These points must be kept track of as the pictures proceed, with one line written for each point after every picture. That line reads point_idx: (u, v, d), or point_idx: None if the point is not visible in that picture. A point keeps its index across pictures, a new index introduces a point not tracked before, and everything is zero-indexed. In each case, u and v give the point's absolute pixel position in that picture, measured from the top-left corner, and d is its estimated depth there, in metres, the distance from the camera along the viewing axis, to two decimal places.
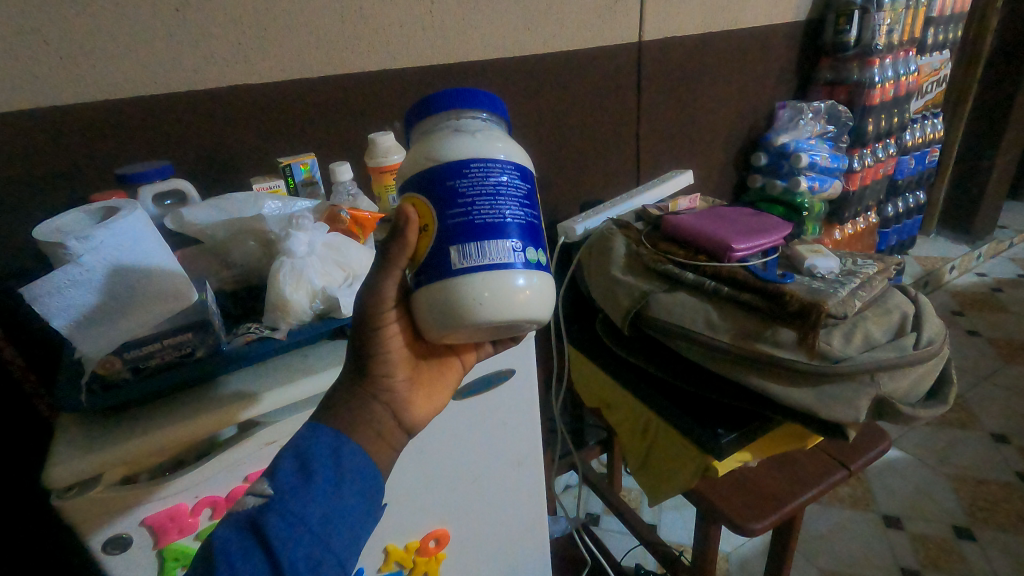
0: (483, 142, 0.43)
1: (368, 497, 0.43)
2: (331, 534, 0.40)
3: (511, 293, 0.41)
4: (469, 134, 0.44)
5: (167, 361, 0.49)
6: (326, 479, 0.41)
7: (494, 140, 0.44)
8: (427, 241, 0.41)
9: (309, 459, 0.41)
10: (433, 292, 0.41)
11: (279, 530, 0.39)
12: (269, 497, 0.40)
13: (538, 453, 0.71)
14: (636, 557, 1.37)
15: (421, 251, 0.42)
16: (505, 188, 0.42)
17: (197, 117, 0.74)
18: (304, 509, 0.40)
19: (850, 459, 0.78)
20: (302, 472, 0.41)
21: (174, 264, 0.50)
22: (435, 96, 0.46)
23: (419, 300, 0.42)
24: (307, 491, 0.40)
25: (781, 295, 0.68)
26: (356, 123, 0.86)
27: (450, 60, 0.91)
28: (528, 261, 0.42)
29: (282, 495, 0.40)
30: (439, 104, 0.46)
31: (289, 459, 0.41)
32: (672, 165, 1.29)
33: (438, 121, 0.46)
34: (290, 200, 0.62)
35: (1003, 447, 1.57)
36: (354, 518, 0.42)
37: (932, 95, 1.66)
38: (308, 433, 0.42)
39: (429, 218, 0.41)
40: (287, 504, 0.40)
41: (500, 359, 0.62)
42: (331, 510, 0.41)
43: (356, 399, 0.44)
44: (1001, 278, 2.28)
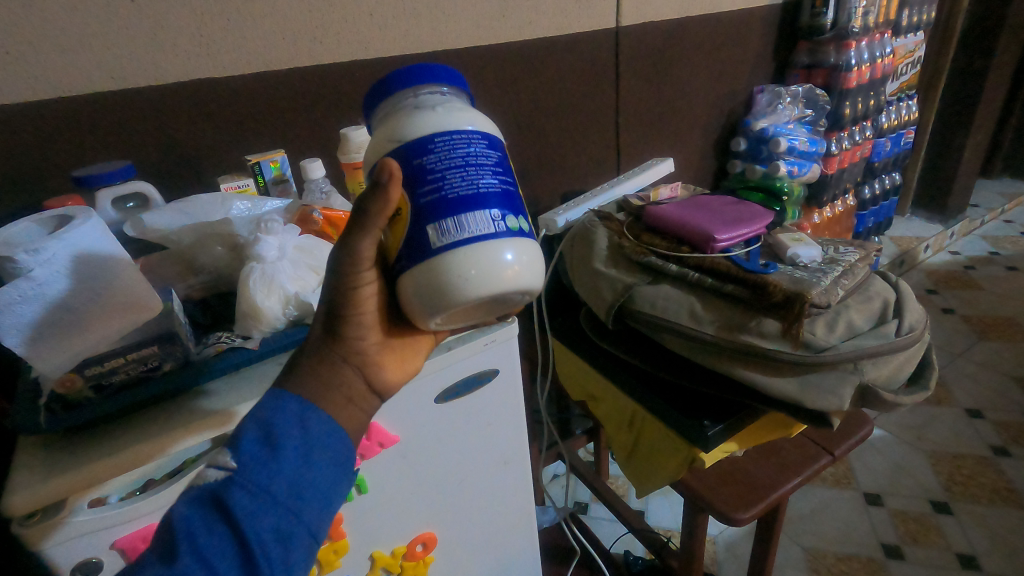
0: (447, 116, 0.41)
1: (342, 474, 0.38)
2: (301, 515, 0.36)
3: (499, 267, 0.39)
4: (428, 109, 0.41)
5: (133, 376, 0.46)
6: (293, 451, 0.36)
7: (457, 112, 0.41)
8: (400, 222, 0.39)
9: (275, 431, 0.36)
10: (416, 275, 0.39)
11: (241, 509, 0.34)
12: (232, 472, 0.35)
13: (524, 451, 0.70)
14: (625, 544, 1.38)
15: (397, 236, 0.40)
16: (475, 158, 0.40)
17: (161, 116, 0.71)
18: (269, 487, 0.35)
19: (833, 444, 0.78)
20: (267, 444, 0.36)
21: (136, 275, 0.48)
22: (393, 75, 0.43)
23: (402, 285, 0.40)
24: (273, 466, 0.35)
25: (764, 285, 0.67)
26: (327, 117, 0.83)
27: (425, 49, 0.89)
28: (509, 230, 0.40)
29: (245, 468, 0.35)
30: (393, 86, 0.44)
31: (252, 429, 0.36)
32: (652, 153, 1.28)
33: (395, 104, 0.44)
34: (259, 199, 0.59)
35: (977, 423, 1.62)
36: (324, 491, 0.37)
37: (907, 77, 1.66)
38: (272, 401, 0.37)
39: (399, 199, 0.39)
40: (249, 479, 0.35)
41: (482, 360, 0.60)
42: (300, 487, 0.36)
43: (324, 364, 0.39)
44: (974, 256, 2.33)
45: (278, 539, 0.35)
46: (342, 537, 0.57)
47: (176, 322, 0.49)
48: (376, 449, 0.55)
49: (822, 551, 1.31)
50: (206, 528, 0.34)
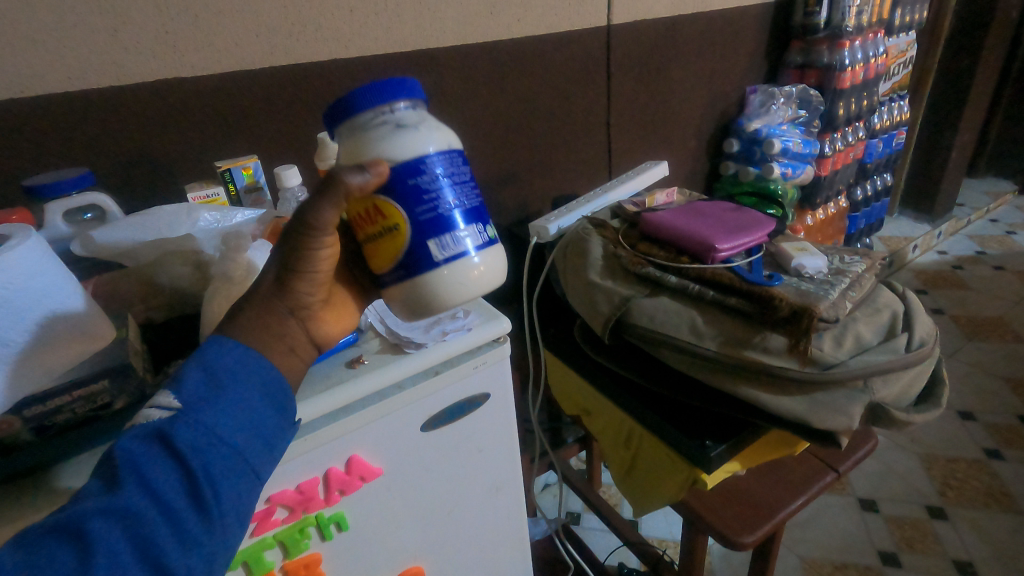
0: (432, 134, 0.40)
1: (285, 426, 0.40)
2: (248, 456, 0.36)
3: (486, 271, 0.42)
4: (411, 129, 0.39)
5: (79, 416, 0.42)
6: (239, 389, 0.37)
7: (437, 129, 0.41)
8: (396, 239, 0.39)
9: (225, 376, 0.38)
10: (416, 282, 0.40)
11: (192, 441, 0.34)
12: (179, 409, 0.36)
13: (517, 476, 0.65)
14: (619, 556, 1.35)
15: (390, 247, 0.40)
16: (459, 173, 0.41)
17: (120, 118, 0.65)
18: (216, 419, 0.36)
19: (838, 461, 0.75)
20: (213, 381, 0.37)
21: (81, 297, 0.42)
22: (359, 94, 0.39)
23: (395, 285, 0.41)
24: (223, 406, 0.36)
25: (770, 299, 0.63)
26: (304, 119, 0.78)
27: (408, 48, 0.84)
28: (487, 237, 0.43)
29: (193, 405, 0.36)
30: (359, 102, 0.39)
31: (200, 372, 0.37)
32: (643, 155, 1.25)
33: (364, 122, 0.39)
34: (230, 209, 0.56)
35: (969, 425, 1.61)
36: (268, 429, 0.38)
37: (899, 77, 1.64)
38: (217, 346, 0.38)
39: (395, 218, 0.39)
40: (196, 415, 0.35)
41: (471, 383, 0.56)
42: (250, 428, 0.37)
43: (271, 314, 0.41)
44: (961, 256, 2.33)
45: (228, 474, 0.35)
46: None
47: (129, 352, 0.44)
48: (357, 482, 0.51)
49: (819, 559, 1.29)
50: (148, 464, 0.33)
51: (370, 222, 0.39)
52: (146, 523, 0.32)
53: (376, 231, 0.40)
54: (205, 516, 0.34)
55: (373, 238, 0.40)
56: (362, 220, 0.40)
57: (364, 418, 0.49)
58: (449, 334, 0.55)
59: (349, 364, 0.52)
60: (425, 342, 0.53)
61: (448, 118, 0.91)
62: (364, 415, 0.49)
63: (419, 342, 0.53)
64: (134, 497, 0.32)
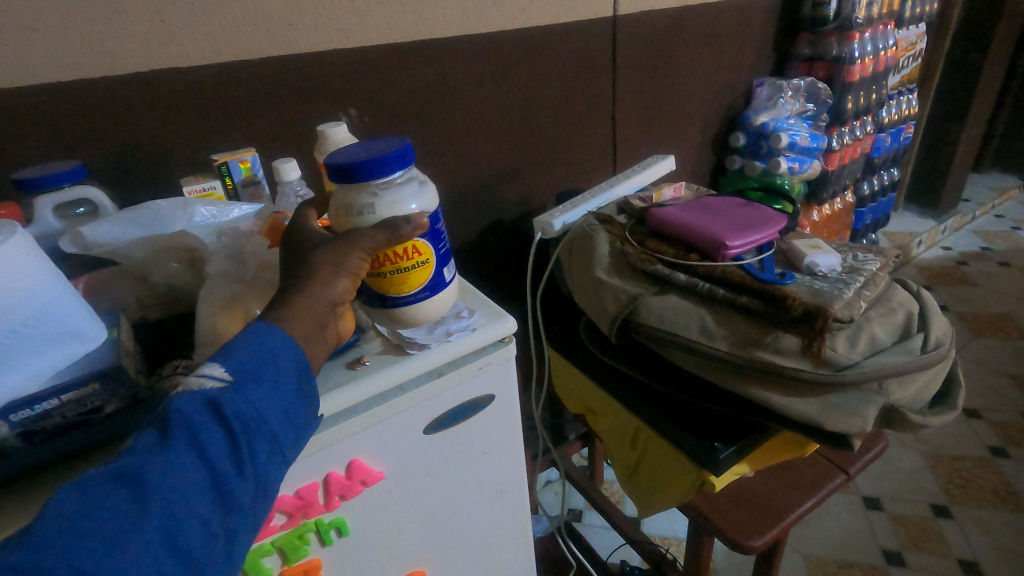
0: (425, 192, 0.47)
1: (315, 412, 0.40)
2: (285, 435, 0.37)
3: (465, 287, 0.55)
4: (409, 191, 0.46)
5: (70, 420, 0.40)
6: (281, 376, 0.37)
7: (421, 185, 0.47)
8: (423, 270, 0.47)
9: (276, 353, 0.37)
10: (436, 301, 0.50)
11: (243, 414, 0.35)
12: (229, 383, 0.35)
13: (523, 479, 0.64)
14: (621, 554, 1.34)
15: (418, 276, 0.47)
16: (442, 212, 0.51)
17: (113, 109, 0.63)
18: (263, 402, 0.36)
19: (847, 462, 0.74)
20: (259, 364, 0.37)
21: (61, 290, 0.40)
22: (362, 167, 0.42)
23: (415, 305, 0.49)
24: (269, 386, 0.36)
25: (783, 298, 0.62)
26: (303, 111, 0.76)
27: (409, 39, 0.82)
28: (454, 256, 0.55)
29: (241, 382, 0.36)
30: (369, 173, 0.43)
31: (252, 346, 0.37)
32: (649, 150, 1.23)
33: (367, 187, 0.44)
34: (227, 203, 0.55)
35: (975, 423, 1.59)
36: (300, 418, 0.38)
37: (908, 70, 1.62)
38: (265, 330, 0.38)
39: (425, 254, 0.46)
40: (245, 392, 0.35)
41: (475, 385, 0.54)
42: (291, 409, 0.37)
43: (313, 305, 0.40)
44: (966, 252, 2.31)
45: (268, 451, 0.35)
46: None
47: (119, 354, 0.42)
48: (358, 488, 0.50)
49: (823, 558, 1.28)
50: (198, 430, 0.34)
51: (402, 261, 0.45)
52: (193, 484, 0.33)
53: (406, 267, 0.46)
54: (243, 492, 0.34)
55: (400, 273, 0.46)
56: (391, 261, 0.45)
57: (364, 423, 0.48)
58: (453, 334, 0.52)
59: (350, 366, 0.50)
60: (428, 343, 0.51)
61: (450, 110, 0.89)
62: (365, 419, 0.48)
63: (422, 343, 0.51)
64: (184, 457, 0.33)
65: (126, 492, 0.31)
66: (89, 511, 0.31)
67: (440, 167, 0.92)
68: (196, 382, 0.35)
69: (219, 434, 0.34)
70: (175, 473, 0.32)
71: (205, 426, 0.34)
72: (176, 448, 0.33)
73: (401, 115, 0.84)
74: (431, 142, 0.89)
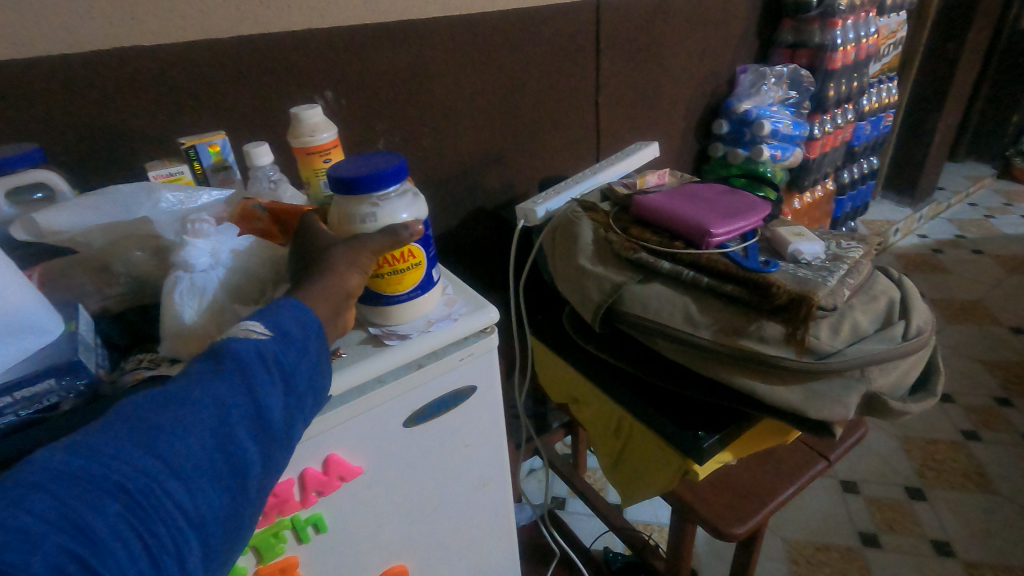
0: (419, 205, 0.48)
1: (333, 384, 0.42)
2: (311, 394, 0.39)
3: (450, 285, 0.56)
4: (404, 204, 0.47)
5: (22, 420, 0.37)
6: (312, 340, 0.40)
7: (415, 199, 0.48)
8: (417, 272, 0.48)
9: (312, 318, 0.40)
10: (424, 301, 0.50)
11: (284, 362, 0.38)
12: (271, 333, 0.38)
13: (506, 469, 0.63)
14: (604, 540, 1.35)
15: (410, 278, 0.48)
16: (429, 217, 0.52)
17: (71, 88, 0.60)
18: (297, 358, 0.38)
19: (828, 449, 0.75)
20: (297, 326, 0.39)
21: (15, 282, 0.38)
22: (360, 180, 0.44)
23: (402, 307, 0.49)
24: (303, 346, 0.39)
25: (767, 286, 0.61)
26: (276, 93, 0.73)
27: (386, 19, 0.79)
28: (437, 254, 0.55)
29: (281, 335, 0.38)
30: (367, 186, 0.44)
31: (292, 309, 0.40)
32: (632, 137, 1.21)
33: (364, 201, 0.45)
34: (194, 190, 0.50)
35: (948, 407, 1.63)
36: (322, 383, 0.41)
37: (889, 58, 1.62)
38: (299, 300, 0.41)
39: (421, 256, 0.48)
40: (284, 346, 0.38)
41: (457, 376, 0.52)
42: (318, 371, 0.40)
43: (331, 291, 0.42)
44: (941, 240, 2.35)
45: (297, 401, 0.38)
46: None
47: (78, 348, 0.40)
48: (335, 483, 0.48)
49: (801, 541, 1.30)
50: (246, 367, 0.36)
51: (398, 262, 0.46)
52: (237, 411, 0.35)
53: (402, 269, 0.47)
54: (277, 431, 0.36)
55: (395, 274, 0.47)
56: (388, 263, 0.46)
57: (341, 417, 0.46)
58: (434, 325, 0.51)
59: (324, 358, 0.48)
60: (408, 333, 0.49)
61: (430, 94, 0.87)
62: (341, 413, 0.46)
63: (402, 333, 0.49)
64: (230, 387, 0.35)
65: (177, 409, 0.33)
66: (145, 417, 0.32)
67: (420, 152, 0.90)
68: (242, 332, 0.38)
69: (263, 375, 0.36)
70: (223, 400, 0.34)
71: (249, 364, 0.36)
72: (224, 378, 0.35)
73: (379, 99, 0.82)
74: (411, 127, 0.87)
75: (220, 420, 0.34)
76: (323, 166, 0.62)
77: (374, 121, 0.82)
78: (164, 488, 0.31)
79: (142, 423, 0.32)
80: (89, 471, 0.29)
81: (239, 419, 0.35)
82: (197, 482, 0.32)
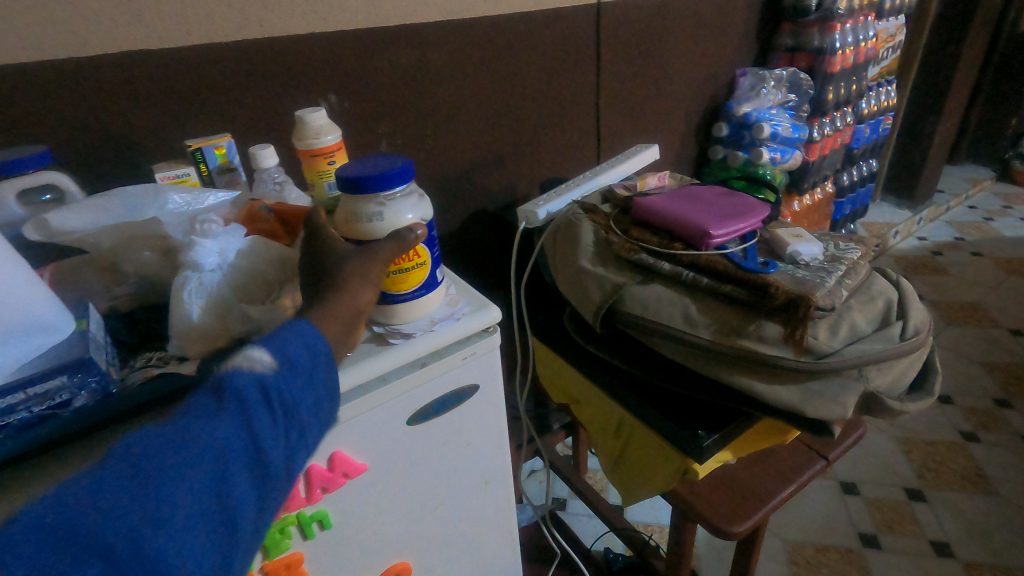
0: (424, 206, 0.49)
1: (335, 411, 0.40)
2: (312, 427, 0.38)
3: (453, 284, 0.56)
4: (409, 204, 0.48)
5: (35, 415, 0.39)
6: (315, 372, 0.38)
7: (421, 200, 0.49)
8: (423, 271, 0.49)
9: (316, 347, 0.38)
10: (429, 300, 0.51)
11: (285, 399, 0.36)
12: (273, 366, 0.36)
13: (508, 468, 0.63)
14: (605, 541, 1.35)
15: (415, 277, 0.49)
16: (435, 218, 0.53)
17: (79, 91, 0.61)
18: (298, 394, 0.36)
19: (827, 449, 0.75)
20: (299, 357, 0.37)
21: (28, 280, 0.39)
22: (366, 180, 0.45)
23: (409, 305, 0.50)
24: (305, 379, 0.37)
25: (766, 286, 0.62)
26: (280, 96, 0.74)
27: (389, 23, 0.80)
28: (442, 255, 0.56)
29: (283, 369, 0.36)
30: (372, 186, 0.45)
31: (296, 338, 0.38)
32: (633, 139, 1.22)
33: (370, 201, 0.46)
34: (201, 191, 0.51)
35: (948, 409, 1.63)
36: (324, 415, 0.39)
37: (887, 61, 1.63)
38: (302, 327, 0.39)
39: (426, 256, 0.49)
40: (286, 380, 0.36)
41: (459, 375, 0.53)
42: (321, 402, 0.38)
43: (338, 304, 0.41)
44: (941, 242, 2.36)
45: (296, 440, 0.36)
46: None
47: (89, 346, 0.41)
48: (340, 480, 0.49)
49: (801, 542, 1.30)
50: (246, 404, 0.34)
51: (403, 262, 0.47)
52: (230, 456, 0.33)
53: (408, 268, 0.48)
54: (273, 474, 0.35)
55: (400, 273, 0.48)
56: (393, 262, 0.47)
57: (345, 415, 0.47)
58: (437, 324, 0.51)
59: None
60: (413, 332, 0.50)
61: (433, 96, 0.88)
62: (346, 411, 0.47)
63: (406, 332, 0.50)
64: (226, 428, 0.33)
65: (170, 452, 0.32)
66: (136, 460, 0.31)
67: (422, 154, 0.90)
68: (244, 359, 0.36)
69: (262, 413, 0.35)
70: (218, 442, 0.33)
71: (247, 404, 0.34)
72: (220, 418, 0.34)
73: (382, 101, 0.83)
74: (414, 129, 0.88)
75: (213, 463, 0.33)
76: (328, 168, 0.63)
77: (378, 123, 0.83)
78: (151, 539, 0.30)
79: (137, 464, 0.31)
80: (75, 521, 0.29)
81: (233, 463, 0.33)
82: (187, 530, 0.31)
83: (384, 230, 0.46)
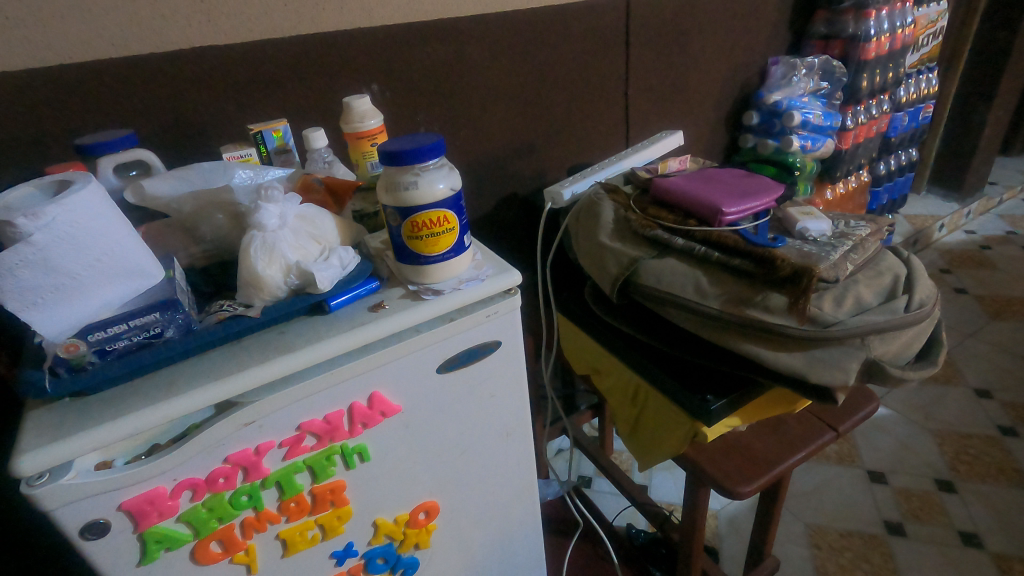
0: (453, 179, 0.55)
1: None
2: None
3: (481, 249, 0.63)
4: (439, 177, 0.54)
5: (135, 343, 0.48)
6: None
7: (450, 175, 0.55)
8: (451, 236, 0.56)
9: None
10: (458, 264, 0.58)
11: None
12: None
13: (527, 423, 0.69)
14: (627, 517, 1.39)
15: (444, 241, 0.56)
16: None
17: (160, 81, 0.70)
18: None
19: (838, 421, 0.78)
20: None
21: (135, 238, 0.48)
22: (403, 153, 0.52)
23: (437, 269, 0.57)
24: None
25: (772, 259, 0.66)
26: (330, 85, 0.81)
27: (427, 19, 0.87)
28: None
29: None
30: (408, 159, 0.52)
31: None
32: (661, 126, 1.25)
33: (406, 172, 0.53)
34: (262, 168, 0.59)
35: (986, 403, 1.60)
36: None
37: (929, 48, 1.61)
38: None
39: (454, 222, 0.55)
40: None
41: (484, 330, 0.59)
42: None
43: None
44: (990, 236, 2.28)
45: None
46: (344, 504, 0.58)
47: (175, 290, 0.50)
48: (378, 417, 0.56)
49: (824, 527, 1.32)
50: None
51: (434, 227, 0.54)
52: None
53: (438, 232, 0.55)
54: None
55: (432, 237, 0.55)
56: (426, 227, 0.54)
57: (383, 358, 0.54)
58: (464, 283, 0.58)
59: (371, 309, 0.55)
60: (442, 289, 0.57)
61: (467, 85, 0.94)
62: (384, 354, 0.54)
63: (436, 289, 0.57)
64: None
65: None
66: None
67: (457, 141, 0.97)
68: None
69: None
70: None
71: None
72: None
73: (420, 90, 0.89)
74: (449, 115, 0.94)
75: None
76: (371, 149, 0.70)
77: (416, 111, 0.90)
78: None
79: None
80: None
81: None
82: None
83: (418, 197, 0.53)
